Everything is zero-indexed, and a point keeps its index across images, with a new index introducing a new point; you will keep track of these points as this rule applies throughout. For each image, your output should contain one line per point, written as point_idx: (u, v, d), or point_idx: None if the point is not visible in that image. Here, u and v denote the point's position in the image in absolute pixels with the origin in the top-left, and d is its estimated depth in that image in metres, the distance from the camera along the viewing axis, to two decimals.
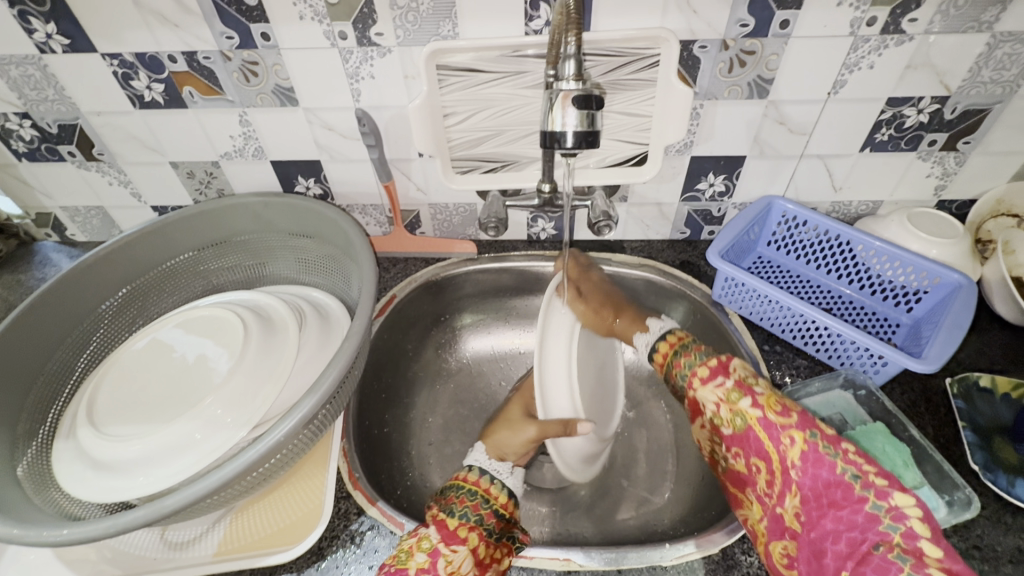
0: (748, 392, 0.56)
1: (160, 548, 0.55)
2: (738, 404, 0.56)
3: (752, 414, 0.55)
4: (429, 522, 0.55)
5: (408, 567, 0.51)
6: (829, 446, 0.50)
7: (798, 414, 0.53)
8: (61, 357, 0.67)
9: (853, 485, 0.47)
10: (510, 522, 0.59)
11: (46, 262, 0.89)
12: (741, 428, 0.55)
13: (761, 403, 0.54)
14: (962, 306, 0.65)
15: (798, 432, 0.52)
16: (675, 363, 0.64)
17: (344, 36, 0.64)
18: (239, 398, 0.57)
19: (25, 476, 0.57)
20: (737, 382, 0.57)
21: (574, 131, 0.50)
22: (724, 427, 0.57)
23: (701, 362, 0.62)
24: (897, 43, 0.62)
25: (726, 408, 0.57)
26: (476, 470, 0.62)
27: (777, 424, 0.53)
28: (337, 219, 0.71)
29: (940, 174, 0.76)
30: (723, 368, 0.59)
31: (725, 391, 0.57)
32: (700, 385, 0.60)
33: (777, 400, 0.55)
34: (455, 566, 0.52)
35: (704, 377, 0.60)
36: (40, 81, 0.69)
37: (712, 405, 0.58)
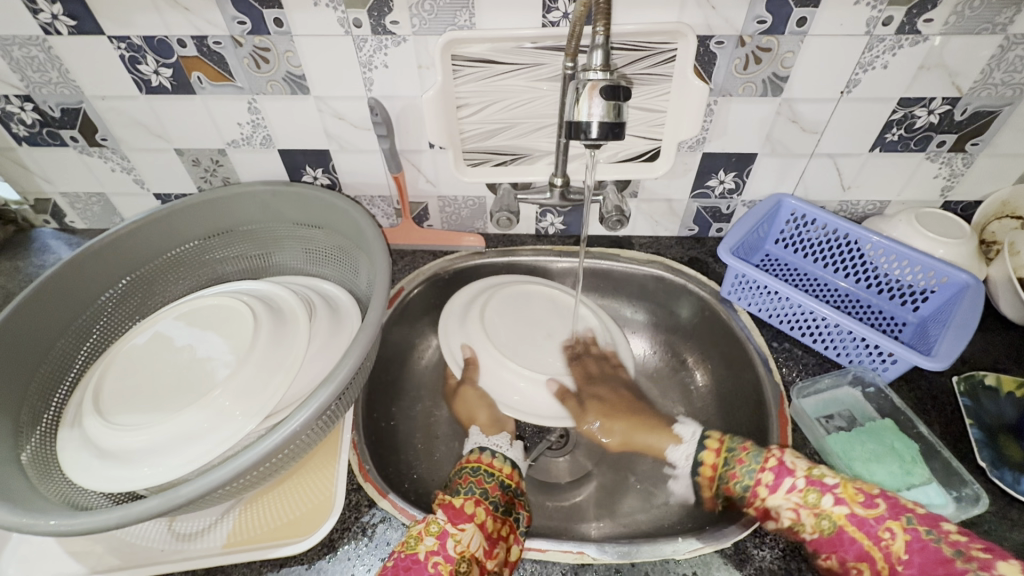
0: (824, 489, 0.53)
1: (166, 540, 0.54)
2: (819, 504, 0.53)
3: (838, 513, 0.52)
4: (435, 505, 0.56)
5: (418, 551, 0.50)
6: (928, 528, 0.48)
7: (884, 501, 0.51)
8: (63, 346, 0.66)
9: (954, 559, 0.45)
10: (517, 497, 0.61)
11: (44, 249, 0.88)
12: (831, 531, 0.51)
13: (843, 498, 0.52)
14: (970, 305, 0.66)
15: (894, 522, 0.49)
16: (730, 471, 0.60)
17: (359, 24, 0.63)
18: (250, 388, 0.56)
19: (28, 463, 0.56)
20: (808, 479, 0.54)
21: (600, 120, 0.50)
22: (813, 533, 0.53)
23: (760, 466, 0.58)
24: (912, 43, 0.62)
25: (807, 513, 0.53)
26: (477, 449, 0.65)
27: (868, 519, 0.50)
28: (349, 210, 0.70)
29: (947, 175, 0.76)
30: (786, 467, 0.56)
31: (799, 492, 0.54)
32: (767, 492, 0.55)
33: (856, 490, 0.52)
34: (464, 545, 0.51)
35: (770, 483, 0.55)
36: (44, 63, 0.68)
37: (789, 512, 0.54)
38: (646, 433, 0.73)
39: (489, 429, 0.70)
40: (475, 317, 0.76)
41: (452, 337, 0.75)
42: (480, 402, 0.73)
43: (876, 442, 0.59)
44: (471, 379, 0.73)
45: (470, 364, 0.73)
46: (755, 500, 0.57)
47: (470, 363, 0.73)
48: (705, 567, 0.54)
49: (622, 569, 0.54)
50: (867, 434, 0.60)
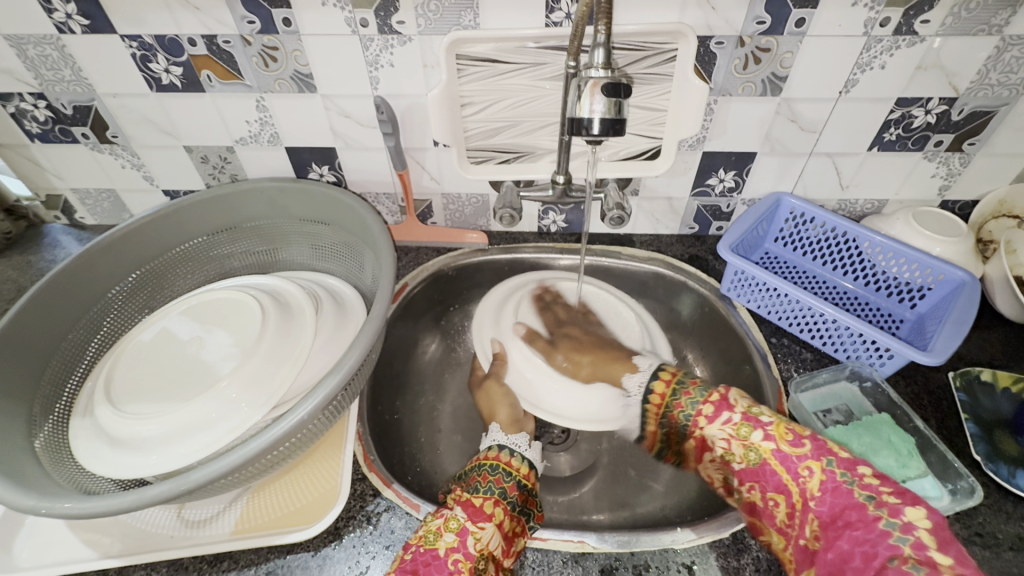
0: (758, 426, 0.56)
1: (175, 526, 0.56)
2: (749, 438, 0.56)
3: (765, 447, 0.55)
4: (455, 502, 0.56)
5: (438, 547, 0.51)
6: (845, 471, 0.51)
7: (811, 442, 0.54)
8: (74, 337, 0.67)
9: (868, 505, 0.48)
10: (533, 496, 0.60)
11: (54, 245, 0.89)
12: (757, 463, 0.55)
13: (773, 435, 0.55)
14: (966, 302, 0.66)
15: (814, 462, 0.52)
16: (676, 403, 0.64)
17: (365, 24, 0.64)
18: (257, 379, 0.57)
19: (41, 451, 0.57)
20: (745, 415, 0.58)
21: (602, 117, 0.51)
22: (740, 463, 0.57)
23: (703, 399, 0.62)
24: (909, 44, 0.63)
25: (738, 444, 0.57)
26: (495, 447, 0.64)
27: (792, 456, 0.53)
28: (354, 206, 0.72)
29: (945, 175, 0.77)
30: (726, 402, 0.60)
31: (734, 426, 0.58)
32: (707, 423, 0.60)
33: (788, 429, 0.55)
34: (484, 543, 0.52)
35: (710, 414, 0.60)
36: (57, 61, 0.69)
37: (722, 442, 0.58)
38: (608, 366, 0.72)
39: (507, 425, 0.68)
40: (509, 313, 0.77)
41: (483, 332, 0.77)
42: (504, 399, 0.71)
43: (874, 436, 0.60)
44: (498, 373, 0.74)
45: (498, 359, 0.74)
46: (696, 430, 0.62)
47: (498, 357, 0.74)
48: (703, 556, 0.55)
49: (622, 558, 0.55)
50: (865, 428, 0.61)
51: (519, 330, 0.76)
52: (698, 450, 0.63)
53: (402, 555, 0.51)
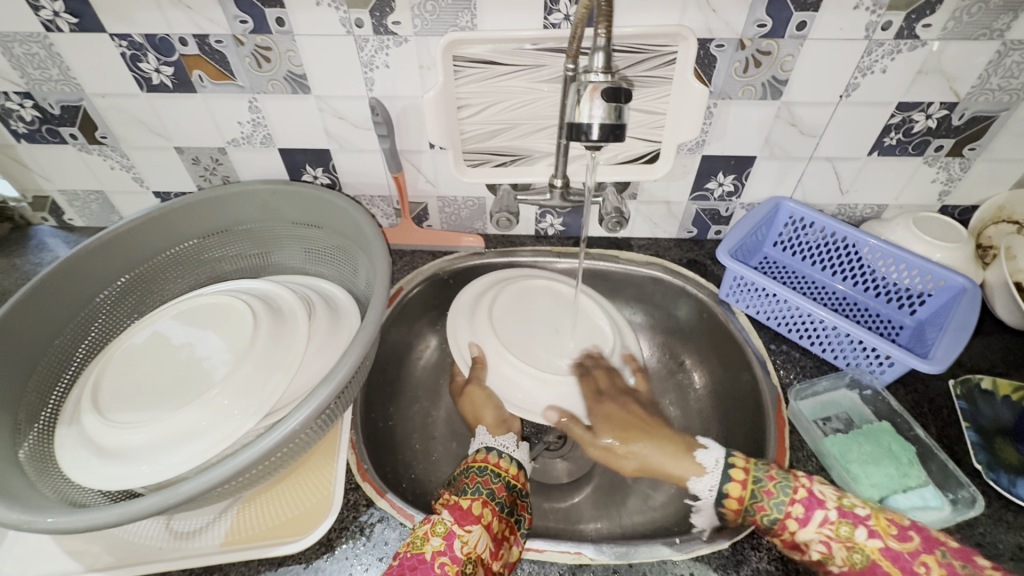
0: (858, 522, 0.50)
1: (164, 538, 0.54)
2: (853, 538, 0.50)
3: (873, 547, 0.49)
4: (443, 506, 0.55)
5: (424, 551, 0.50)
6: (961, 562, 0.47)
7: (917, 534, 0.49)
8: (61, 343, 0.66)
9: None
10: (522, 499, 0.59)
11: (41, 247, 0.87)
12: (864, 565, 0.49)
13: (878, 531, 0.49)
14: (967, 308, 0.66)
15: (927, 555, 0.48)
16: (757, 506, 0.54)
17: (360, 24, 0.63)
18: (248, 387, 0.56)
19: (26, 460, 0.55)
20: (840, 510, 0.51)
21: (601, 122, 0.50)
22: (844, 566, 0.50)
23: (789, 498, 0.53)
24: (911, 48, 0.63)
25: (841, 546, 0.50)
26: (484, 449, 0.62)
27: (904, 553, 0.48)
28: (349, 209, 0.70)
29: (944, 180, 0.77)
30: (816, 498, 0.52)
31: (833, 526, 0.51)
32: (799, 527, 0.52)
33: (887, 520, 0.50)
34: (471, 546, 0.51)
35: (801, 517, 0.52)
36: (45, 60, 0.68)
37: (822, 546, 0.51)
38: (665, 455, 0.64)
39: (495, 429, 0.66)
40: (484, 312, 0.76)
41: (460, 335, 0.75)
42: (488, 402, 0.69)
43: (873, 443, 0.59)
44: (479, 377, 0.71)
45: (478, 363, 0.72)
46: (784, 534, 0.53)
47: (478, 360, 0.72)
48: (702, 568, 0.54)
49: (620, 570, 0.54)
50: (865, 436, 0.60)
51: (552, 415, 0.69)
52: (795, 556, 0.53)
53: (393, 562, 0.51)
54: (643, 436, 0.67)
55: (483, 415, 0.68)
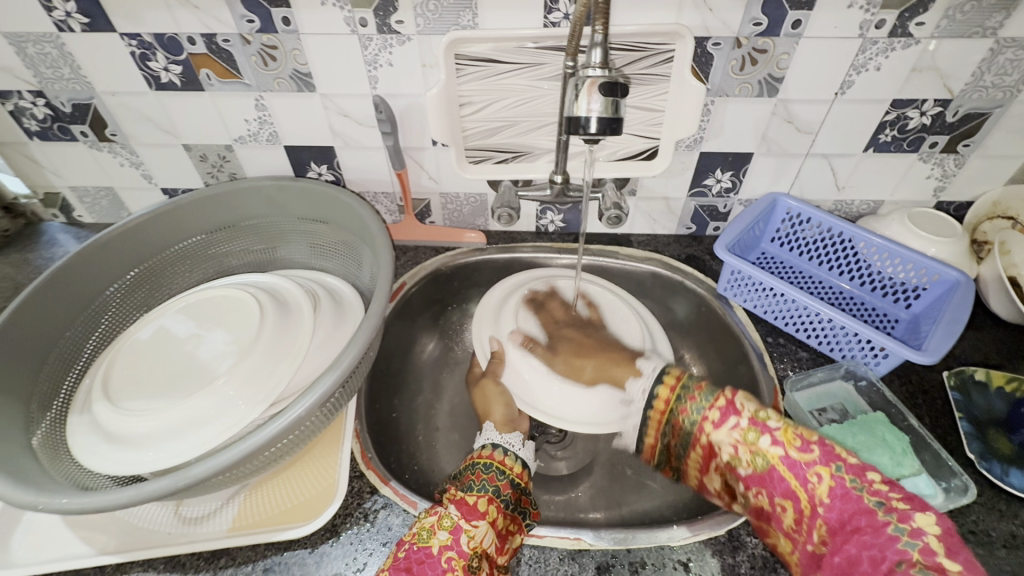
0: (765, 429, 0.53)
1: (173, 523, 0.56)
2: (756, 443, 0.53)
3: (773, 453, 0.51)
4: (449, 502, 0.55)
5: (431, 545, 0.50)
6: (855, 477, 0.47)
7: (820, 447, 0.50)
8: (72, 335, 0.67)
9: (876, 510, 0.45)
10: (526, 495, 0.59)
11: (52, 243, 0.89)
12: (763, 468, 0.52)
13: (781, 441, 0.51)
14: (961, 302, 0.67)
15: (823, 467, 0.48)
16: (682, 407, 0.61)
17: (365, 23, 0.64)
18: (255, 376, 0.58)
19: (39, 447, 0.57)
20: (751, 419, 0.54)
21: (598, 116, 0.51)
22: (746, 469, 0.53)
23: (709, 404, 0.58)
24: (904, 46, 0.64)
25: (744, 450, 0.53)
26: (489, 445, 0.62)
27: (800, 462, 0.50)
28: (353, 205, 0.72)
29: (940, 176, 0.78)
30: (733, 407, 0.56)
31: (741, 429, 0.54)
32: (713, 428, 0.57)
33: (795, 433, 0.51)
34: (477, 541, 0.51)
35: (716, 421, 0.56)
36: (57, 60, 0.69)
37: (729, 448, 0.55)
38: (613, 367, 0.69)
39: (502, 427, 0.66)
40: (508, 311, 0.75)
41: (482, 330, 0.74)
42: (499, 398, 0.69)
43: (868, 434, 0.60)
44: (496, 373, 0.71)
45: (496, 357, 0.71)
46: (702, 437, 0.58)
47: (496, 355, 0.71)
48: (699, 553, 0.55)
49: (619, 555, 0.55)
50: (860, 427, 0.61)
51: (517, 335, 0.72)
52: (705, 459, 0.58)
53: (395, 554, 0.50)
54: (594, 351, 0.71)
55: (492, 411, 0.68)
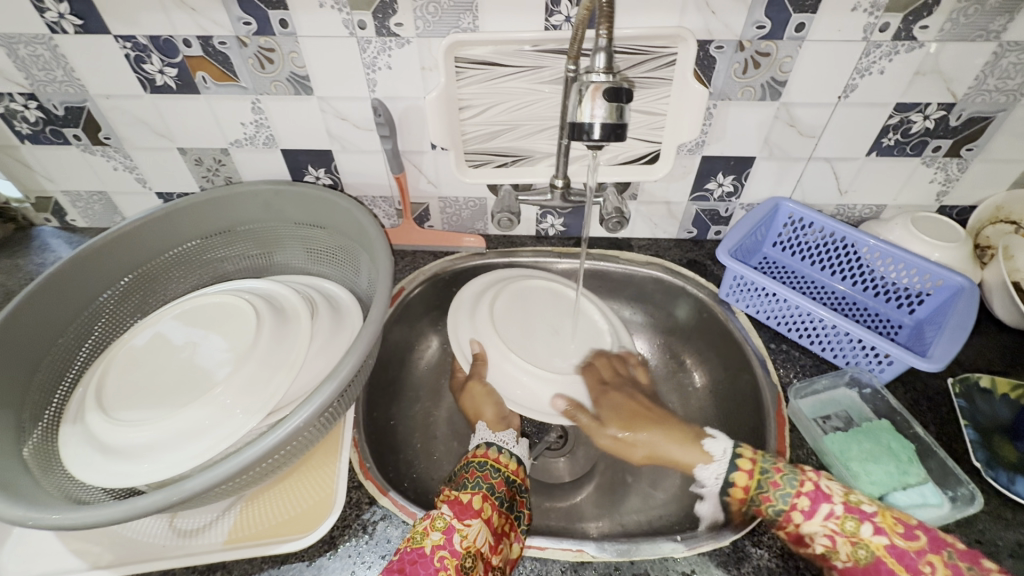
0: (864, 517, 0.50)
1: (168, 536, 0.54)
2: (858, 534, 0.50)
3: (877, 543, 0.49)
4: (443, 501, 0.55)
5: (424, 546, 0.50)
6: (971, 564, 0.46)
7: (924, 534, 0.49)
8: (65, 342, 0.66)
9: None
10: (521, 494, 0.59)
11: (44, 248, 0.88)
12: (868, 561, 0.49)
13: (884, 528, 0.49)
14: (965, 307, 0.66)
15: (935, 555, 0.47)
16: (761, 495, 0.55)
17: (363, 26, 0.63)
18: (252, 385, 0.56)
19: (30, 458, 0.56)
20: (846, 506, 0.51)
21: (602, 122, 0.51)
22: (847, 562, 0.50)
23: (795, 490, 0.53)
24: (908, 49, 0.63)
25: (845, 542, 0.50)
26: (483, 444, 0.62)
27: (911, 551, 0.48)
28: (351, 210, 0.71)
29: (942, 180, 0.77)
30: (823, 492, 0.52)
31: (838, 519, 0.51)
32: (804, 519, 0.52)
33: (894, 519, 0.50)
34: (471, 540, 0.51)
35: (807, 510, 0.52)
36: (49, 61, 0.68)
37: (825, 539, 0.51)
38: (674, 445, 0.65)
39: (495, 425, 0.66)
40: (487, 311, 0.75)
41: (460, 332, 0.74)
42: (488, 398, 0.69)
43: (874, 442, 0.60)
44: (480, 374, 0.71)
45: (479, 359, 0.71)
46: (788, 525, 0.53)
47: (479, 357, 0.71)
48: (703, 565, 0.54)
49: (621, 567, 0.54)
50: (865, 434, 0.61)
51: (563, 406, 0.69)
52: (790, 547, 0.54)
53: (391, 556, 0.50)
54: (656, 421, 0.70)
55: (483, 412, 0.68)
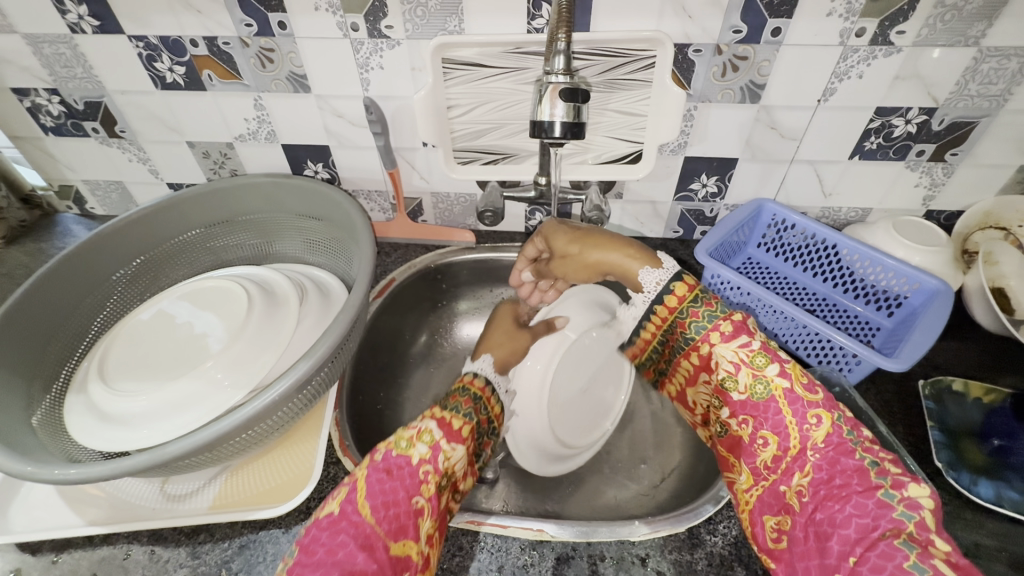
0: (773, 359, 0.55)
1: (159, 499, 0.59)
2: (763, 369, 0.55)
3: (777, 384, 0.55)
4: (430, 415, 0.57)
5: (410, 455, 0.53)
6: (850, 429, 0.52)
7: (823, 394, 0.54)
8: (76, 319, 0.71)
9: (870, 472, 0.48)
10: (489, 436, 0.63)
11: (66, 233, 0.94)
12: (762, 397, 0.55)
13: (790, 374, 0.54)
14: (938, 311, 0.67)
15: (825, 411, 0.52)
16: (686, 316, 0.61)
17: (356, 28, 0.67)
18: (240, 362, 0.60)
19: (38, 424, 0.61)
20: (762, 345, 0.57)
21: (561, 121, 0.55)
22: (742, 394, 0.56)
23: (722, 316, 0.59)
24: (886, 54, 0.64)
25: (747, 372, 0.56)
26: (471, 372, 0.65)
27: (803, 400, 0.53)
28: (342, 202, 0.74)
29: (928, 185, 0.77)
30: (746, 328, 0.58)
31: (751, 352, 0.56)
32: (720, 341, 0.58)
33: (803, 374, 0.55)
34: (452, 462, 0.54)
35: (726, 333, 0.58)
36: (70, 60, 0.74)
37: (730, 365, 0.57)
38: (615, 257, 0.67)
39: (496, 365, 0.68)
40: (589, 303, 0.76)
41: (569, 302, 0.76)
42: (511, 346, 0.71)
43: None
44: (537, 332, 0.73)
45: (551, 325, 0.73)
46: (702, 346, 0.60)
47: (550, 323, 0.73)
48: (658, 549, 0.57)
49: (579, 547, 0.56)
50: None
51: (531, 251, 0.75)
52: (697, 367, 0.61)
53: (373, 457, 0.53)
54: (601, 244, 0.68)
55: (495, 347, 0.70)
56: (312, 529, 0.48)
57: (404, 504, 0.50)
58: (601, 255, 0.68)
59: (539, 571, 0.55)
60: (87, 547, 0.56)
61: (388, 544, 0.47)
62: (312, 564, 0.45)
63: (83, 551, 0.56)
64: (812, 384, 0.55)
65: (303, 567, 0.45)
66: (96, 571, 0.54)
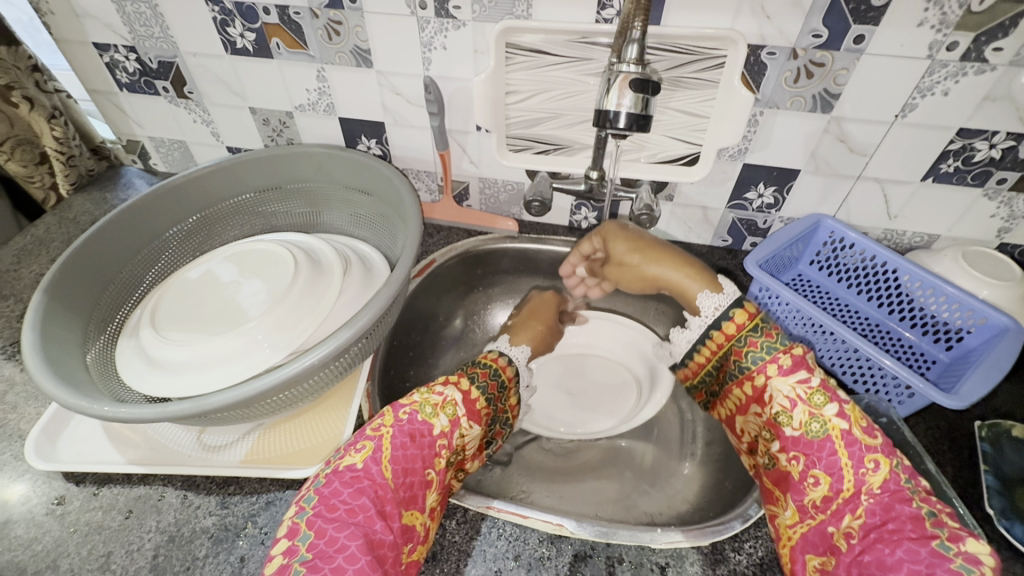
0: (833, 399, 0.54)
1: (195, 447, 0.61)
2: (822, 408, 0.54)
3: (836, 424, 0.53)
4: (454, 386, 0.59)
5: (432, 425, 0.55)
6: (908, 478, 0.50)
7: (883, 440, 0.52)
8: (133, 268, 0.75)
9: (925, 521, 0.46)
10: (501, 427, 0.67)
11: (129, 186, 0.99)
12: (818, 436, 0.53)
13: (849, 416, 0.53)
14: (1003, 352, 0.63)
15: (882, 457, 0.51)
16: (746, 343, 0.59)
17: (423, 6, 0.67)
18: (282, 325, 0.62)
19: (92, 363, 0.64)
20: (822, 384, 0.55)
21: (627, 112, 0.54)
22: (796, 430, 0.55)
23: (782, 349, 0.57)
24: (977, 71, 0.60)
25: (804, 409, 0.54)
26: (496, 351, 0.69)
27: (861, 443, 0.52)
28: (392, 177, 0.75)
29: (1006, 216, 0.73)
30: (807, 364, 0.56)
31: (809, 390, 0.55)
32: (777, 375, 0.56)
33: (862, 417, 0.54)
34: (465, 440, 0.58)
35: (786, 368, 0.56)
36: (149, 19, 0.76)
37: (786, 401, 0.55)
38: (672, 274, 0.68)
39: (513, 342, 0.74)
40: (634, 344, 0.85)
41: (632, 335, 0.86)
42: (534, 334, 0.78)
43: None
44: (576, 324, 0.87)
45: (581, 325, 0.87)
46: (757, 377, 0.58)
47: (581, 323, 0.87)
48: (679, 560, 0.56)
49: (597, 547, 0.56)
50: None
51: (586, 249, 0.76)
52: (750, 399, 0.59)
53: (398, 416, 0.55)
54: (662, 261, 0.69)
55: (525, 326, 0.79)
56: (333, 481, 0.49)
57: (419, 474, 0.53)
58: (658, 269, 0.69)
59: (555, 566, 0.55)
60: (126, 484, 0.59)
61: (401, 512, 0.50)
62: (334, 520, 0.46)
63: (122, 487, 0.59)
64: (870, 429, 0.53)
65: (327, 522, 0.46)
66: (131, 508, 0.57)
